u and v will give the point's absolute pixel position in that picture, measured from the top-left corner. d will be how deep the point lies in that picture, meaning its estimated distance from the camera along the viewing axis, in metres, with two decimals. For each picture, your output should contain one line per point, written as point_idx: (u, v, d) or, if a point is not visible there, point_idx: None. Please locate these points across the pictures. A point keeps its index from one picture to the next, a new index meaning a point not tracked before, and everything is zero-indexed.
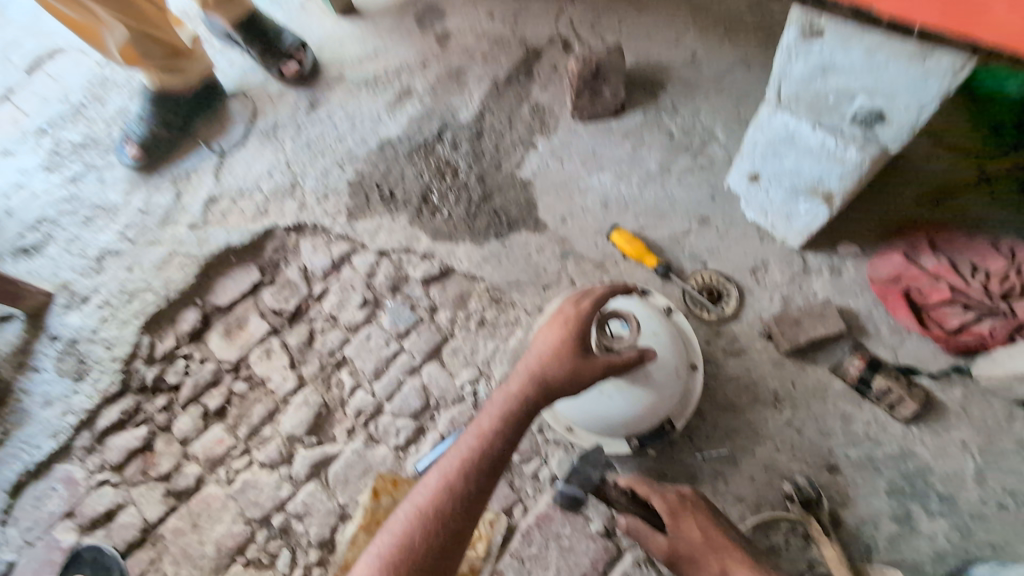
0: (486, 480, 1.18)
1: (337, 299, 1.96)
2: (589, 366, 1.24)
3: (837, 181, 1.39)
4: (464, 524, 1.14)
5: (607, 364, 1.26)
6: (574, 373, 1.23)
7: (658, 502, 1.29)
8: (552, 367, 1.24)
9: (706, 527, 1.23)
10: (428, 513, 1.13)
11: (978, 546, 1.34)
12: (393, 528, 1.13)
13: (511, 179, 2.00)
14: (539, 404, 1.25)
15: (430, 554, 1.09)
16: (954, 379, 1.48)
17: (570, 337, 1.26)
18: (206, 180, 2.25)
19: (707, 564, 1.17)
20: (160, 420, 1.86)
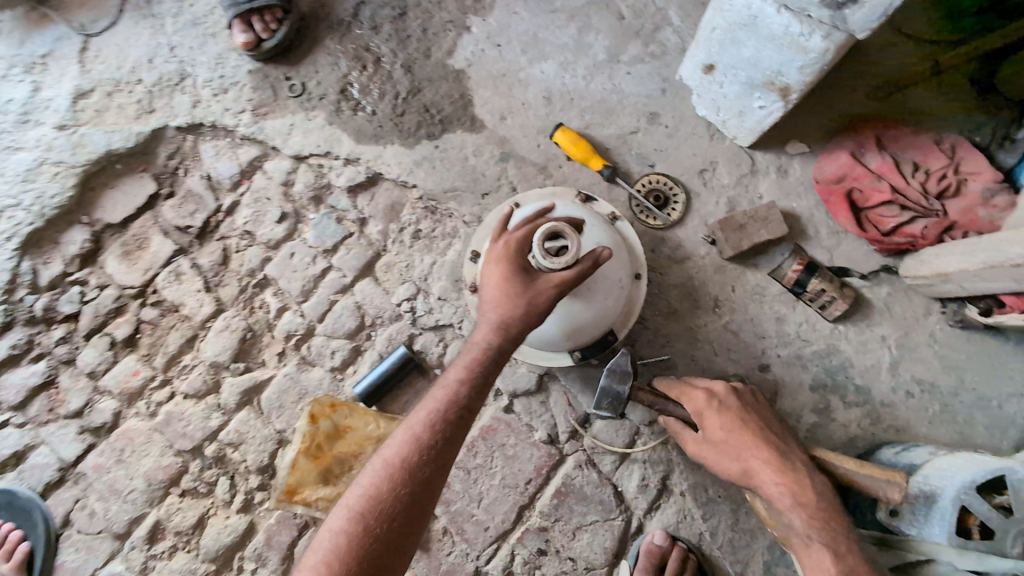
0: (456, 429, 1.12)
1: (250, 213, 1.74)
2: (537, 291, 1.19)
3: (797, 73, 1.28)
4: (435, 474, 1.09)
5: (557, 282, 1.19)
6: (522, 301, 1.18)
7: (684, 402, 1.23)
8: (503, 304, 1.18)
9: (733, 427, 1.16)
10: (396, 465, 1.08)
11: (885, 430, 1.45)
12: (360, 481, 1.09)
13: (443, 69, 1.75)
14: (505, 348, 1.18)
15: (398, 506, 1.05)
16: (882, 278, 1.52)
17: (512, 266, 1.21)
18: (69, 68, 1.84)
19: (729, 464, 1.14)
20: (60, 354, 1.67)
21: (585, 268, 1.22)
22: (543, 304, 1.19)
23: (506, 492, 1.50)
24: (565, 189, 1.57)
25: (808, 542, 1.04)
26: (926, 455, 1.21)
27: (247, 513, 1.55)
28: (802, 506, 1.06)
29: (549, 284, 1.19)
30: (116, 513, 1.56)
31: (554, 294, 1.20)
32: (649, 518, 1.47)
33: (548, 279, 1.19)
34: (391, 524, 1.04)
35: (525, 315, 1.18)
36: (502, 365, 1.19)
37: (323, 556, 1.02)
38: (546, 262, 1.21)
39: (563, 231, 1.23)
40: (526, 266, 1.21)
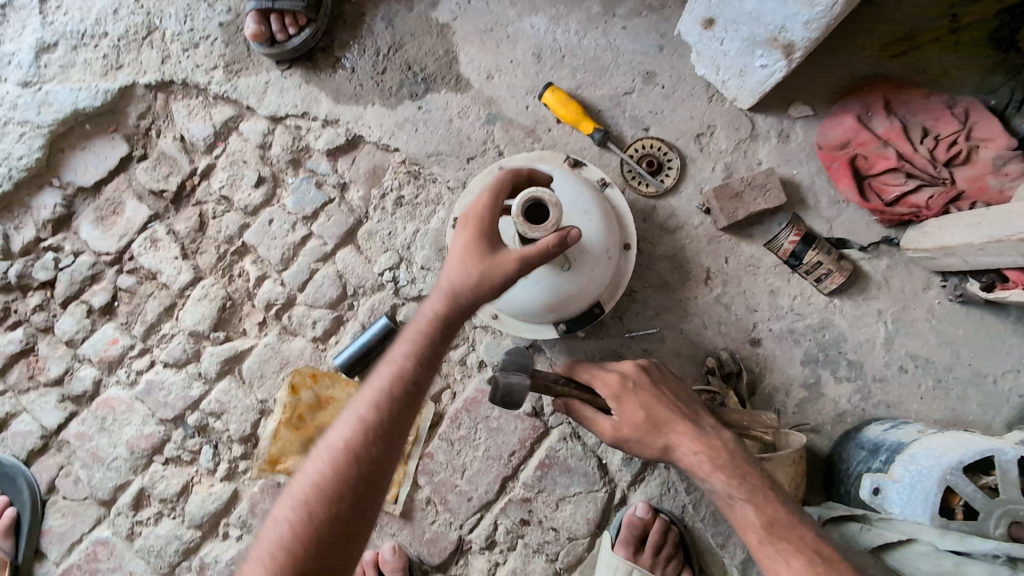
0: (404, 405, 1.06)
1: (227, 177, 1.67)
2: (499, 267, 1.09)
3: (802, 28, 1.18)
4: (384, 452, 1.03)
5: (520, 260, 1.09)
6: (483, 276, 1.09)
7: (602, 386, 1.20)
8: (459, 277, 1.11)
9: (649, 408, 1.17)
10: (340, 448, 1.03)
11: (876, 406, 1.42)
12: (305, 468, 1.05)
13: (426, 22, 1.64)
14: (458, 316, 1.11)
15: (344, 490, 1.01)
16: (882, 250, 1.46)
17: (477, 238, 1.12)
18: (30, 20, 1.73)
19: (650, 444, 1.15)
20: (38, 321, 1.64)
21: (555, 241, 1.10)
22: (505, 284, 1.11)
23: (490, 464, 1.49)
24: (553, 154, 1.50)
25: (731, 503, 1.07)
26: (914, 434, 1.18)
27: (231, 482, 1.55)
28: (721, 470, 1.09)
29: (510, 262, 1.09)
30: (100, 480, 1.56)
31: (516, 274, 1.10)
32: (633, 490, 1.46)
33: (512, 256, 1.09)
34: (336, 508, 1.00)
35: (487, 290, 1.09)
36: (455, 333, 1.12)
37: (291, 509, 1.01)
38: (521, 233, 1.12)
39: (545, 200, 1.13)
40: (494, 237, 1.13)
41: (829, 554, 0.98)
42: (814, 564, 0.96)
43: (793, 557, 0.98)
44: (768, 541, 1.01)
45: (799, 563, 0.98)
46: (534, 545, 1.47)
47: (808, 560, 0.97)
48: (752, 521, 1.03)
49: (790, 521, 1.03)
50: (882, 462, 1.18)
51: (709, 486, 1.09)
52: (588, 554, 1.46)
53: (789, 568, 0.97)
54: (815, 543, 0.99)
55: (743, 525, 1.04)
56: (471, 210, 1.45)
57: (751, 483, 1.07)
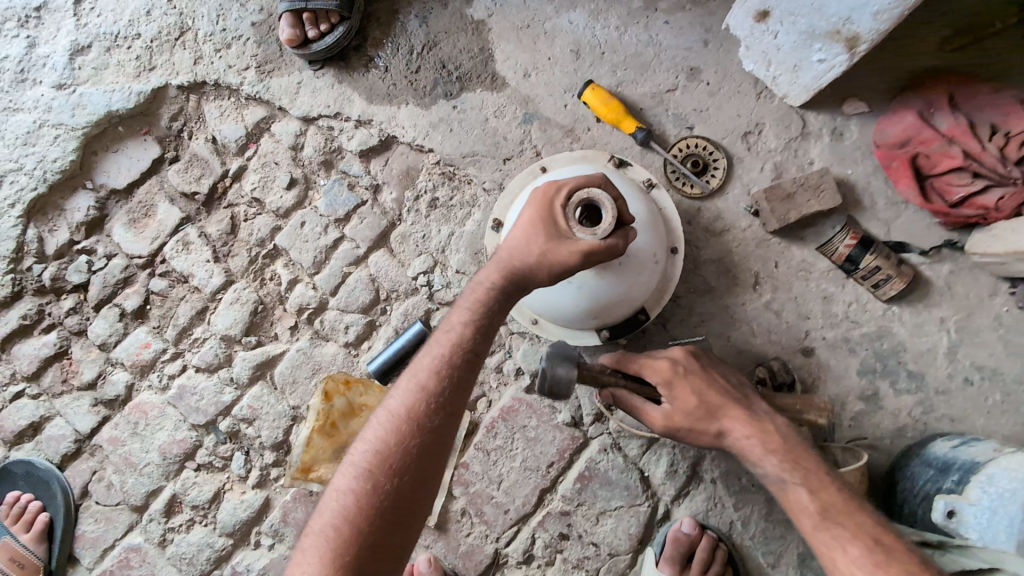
0: (464, 375, 1.06)
1: (258, 179, 1.65)
2: (561, 252, 1.06)
3: (868, 21, 1.11)
4: (445, 421, 1.04)
5: (584, 252, 1.06)
6: (543, 261, 1.07)
7: (652, 373, 1.15)
8: (521, 254, 1.09)
9: (701, 393, 1.11)
10: (401, 417, 1.03)
11: (939, 420, 1.33)
12: (366, 437, 1.04)
13: (461, 20, 1.61)
14: (514, 289, 1.10)
15: (407, 460, 1.01)
16: (945, 253, 1.38)
17: (541, 221, 1.08)
18: (64, 22, 1.73)
19: (702, 430, 1.09)
20: (71, 325, 1.63)
21: (615, 247, 1.08)
22: (562, 270, 1.07)
23: (527, 475, 1.43)
24: (596, 153, 1.44)
25: (785, 487, 1.02)
26: (990, 453, 1.09)
27: (263, 489, 1.52)
28: (774, 453, 1.04)
29: (573, 253, 1.06)
30: (133, 486, 1.55)
31: (579, 265, 1.07)
32: (677, 505, 1.40)
33: (575, 248, 1.05)
34: (400, 479, 1.00)
35: (542, 273, 1.08)
36: (510, 305, 1.12)
37: (334, 517, 0.99)
38: (574, 230, 1.07)
39: (599, 200, 1.06)
40: (559, 220, 1.07)
41: (889, 540, 0.93)
42: (875, 553, 0.92)
43: (849, 544, 0.94)
44: (824, 529, 0.96)
45: (857, 549, 0.93)
46: (574, 560, 1.41)
47: (867, 548, 0.92)
48: (807, 506, 0.99)
49: (848, 506, 0.97)
50: (954, 482, 1.10)
51: (760, 470, 1.05)
52: (631, 571, 1.40)
53: (846, 555, 0.93)
54: (875, 530, 0.94)
55: (798, 511, 0.99)
56: (511, 211, 1.39)
57: (804, 468, 1.02)
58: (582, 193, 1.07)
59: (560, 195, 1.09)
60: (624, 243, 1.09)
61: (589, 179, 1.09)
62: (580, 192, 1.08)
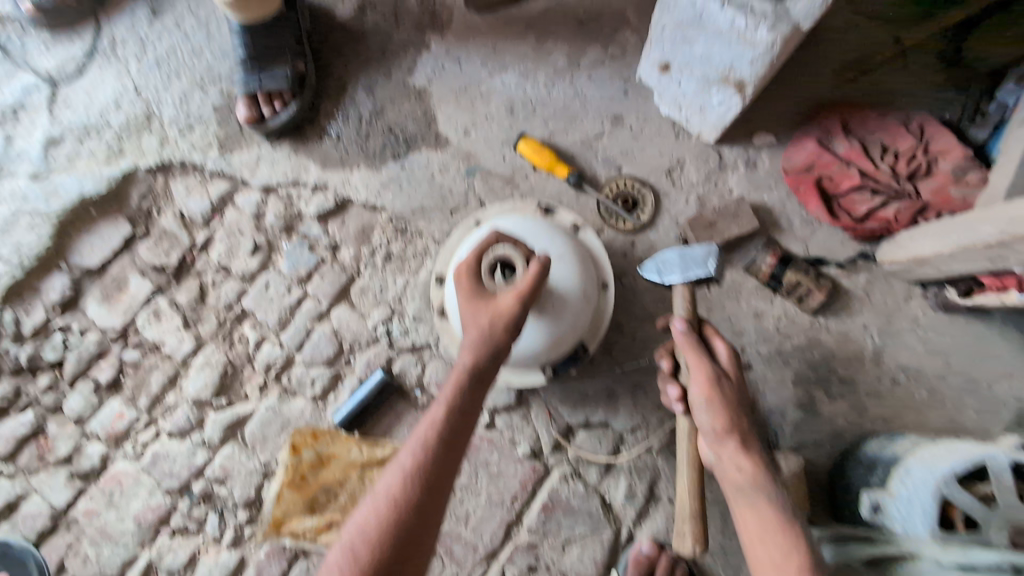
0: (451, 454, 1.06)
1: (224, 247, 1.75)
2: (499, 306, 1.15)
3: (748, 68, 1.25)
4: (432, 502, 1.02)
5: (519, 297, 1.16)
6: (494, 320, 1.14)
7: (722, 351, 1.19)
8: (474, 324, 1.14)
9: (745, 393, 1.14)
10: (388, 502, 1.01)
11: (873, 422, 1.41)
12: (354, 523, 1.02)
13: (405, 89, 1.76)
14: (490, 360, 1.12)
15: (393, 546, 0.98)
16: (860, 264, 1.49)
17: (470, 296, 1.18)
18: (39, 118, 1.88)
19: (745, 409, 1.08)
20: (47, 402, 1.69)
21: (538, 275, 1.18)
22: (512, 321, 1.14)
23: (493, 510, 1.48)
24: (524, 205, 1.55)
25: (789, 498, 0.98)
26: (909, 447, 1.16)
27: (237, 548, 1.54)
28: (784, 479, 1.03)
29: (509, 301, 1.15)
30: (109, 557, 1.57)
31: (522, 310, 1.15)
32: (639, 527, 1.44)
33: (508, 296, 1.16)
34: (387, 564, 0.96)
35: (501, 333, 1.12)
36: (488, 382, 1.13)
37: None
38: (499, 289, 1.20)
39: (512, 257, 1.23)
40: (480, 287, 1.19)
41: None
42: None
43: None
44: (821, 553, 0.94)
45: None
46: None
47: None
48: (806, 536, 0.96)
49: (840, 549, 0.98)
50: (881, 478, 1.17)
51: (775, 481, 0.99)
52: None
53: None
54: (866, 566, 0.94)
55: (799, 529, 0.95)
56: (450, 269, 1.49)
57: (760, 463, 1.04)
58: (484, 259, 1.23)
59: (469, 270, 1.21)
60: (544, 267, 1.19)
61: (490, 243, 1.25)
62: (481, 260, 1.23)
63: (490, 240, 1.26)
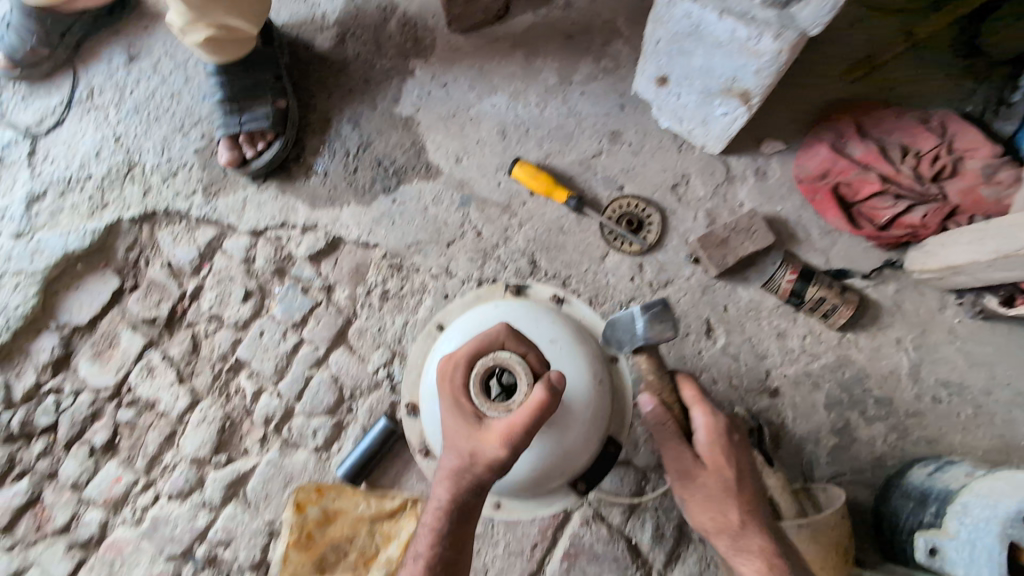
0: None
1: (215, 296, 1.68)
2: (484, 443, 0.98)
3: (753, 78, 1.16)
4: None
5: (507, 433, 0.97)
6: (474, 453, 0.99)
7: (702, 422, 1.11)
8: (452, 453, 1.02)
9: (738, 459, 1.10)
10: None
11: (915, 444, 1.30)
12: None
13: (391, 118, 1.69)
14: (470, 494, 1.01)
15: None
16: (887, 274, 1.39)
17: (453, 410, 1.03)
18: (20, 174, 1.82)
19: (709, 507, 1.08)
20: (43, 468, 1.63)
21: (540, 403, 0.97)
22: (497, 461, 0.98)
23: (512, 561, 1.39)
24: (490, 289, 1.40)
25: None
26: (962, 479, 1.07)
27: None
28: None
29: (494, 440, 0.97)
30: None
31: (512, 446, 0.97)
32: (670, 571, 1.34)
33: (493, 436, 0.97)
34: None
35: (479, 468, 0.99)
36: (471, 514, 1.02)
37: None
38: (486, 408, 1.02)
39: (513, 368, 1.03)
40: (466, 408, 1.02)
41: None
42: None
43: None
44: None
45: None
46: None
47: None
48: None
49: None
50: (933, 514, 1.06)
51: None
52: None
53: None
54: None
55: None
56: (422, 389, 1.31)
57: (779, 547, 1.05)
58: (479, 367, 1.04)
59: (457, 377, 1.05)
60: (548, 400, 0.98)
61: (478, 347, 1.06)
62: (477, 365, 1.05)
63: (493, 342, 1.06)
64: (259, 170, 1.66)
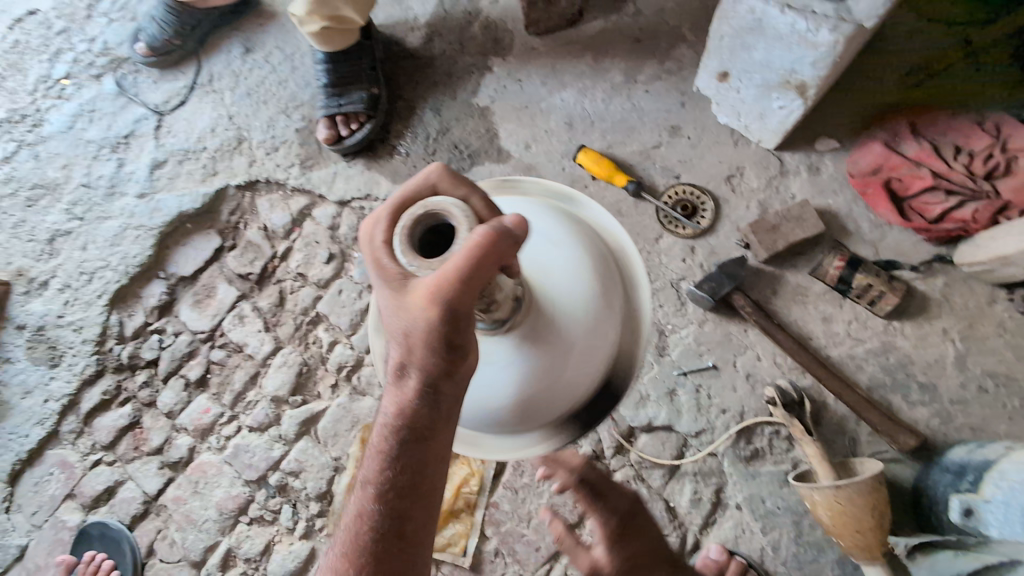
0: (407, 482, 0.84)
1: (303, 257, 1.89)
2: (414, 310, 0.76)
3: (811, 68, 1.28)
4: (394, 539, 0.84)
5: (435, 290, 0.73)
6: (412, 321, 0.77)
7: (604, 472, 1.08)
8: (395, 323, 0.80)
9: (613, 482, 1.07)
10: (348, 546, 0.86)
11: (958, 430, 1.34)
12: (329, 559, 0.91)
13: (469, 108, 1.87)
14: (424, 364, 0.80)
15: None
16: (936, 267, 1.44)
17: (379, 280, 0.79)
18: (147, 144, 2.11)
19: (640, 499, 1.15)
20: (143, 397, 1.85)
21: (475, 245, 0.72)
22: (431, 336, 0.77)
23: (555, 511, 1.48)
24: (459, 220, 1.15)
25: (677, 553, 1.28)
26: (1000, 451, 1.11)
27: (309, 539, 1.62)
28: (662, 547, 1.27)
29: (421, 304, 0.74)
30: (193, 542, 1.68)
31: (445, 304, 0.74)
32: (705, 534, 1.41)
33: (418, 295, 0.75)
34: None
35: (425, 336, 0.77)
36: (432, 388, 0.81)
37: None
38: (413, 267, 0.76)
39: (437, 215, 0.77)
40: (391, 270, 0.78)
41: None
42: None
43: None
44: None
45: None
46: None
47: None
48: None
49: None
50: (971, 482, 1.11)
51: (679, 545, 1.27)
52: None
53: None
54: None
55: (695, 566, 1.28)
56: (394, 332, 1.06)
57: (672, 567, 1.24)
58: (405, 220, 0.77)
59: (380, 242, 0.79)
60: (487, 238, 0.72)
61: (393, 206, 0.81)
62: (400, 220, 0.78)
63: (423, 189, 0.81)
64: (349, 147, 1.86)
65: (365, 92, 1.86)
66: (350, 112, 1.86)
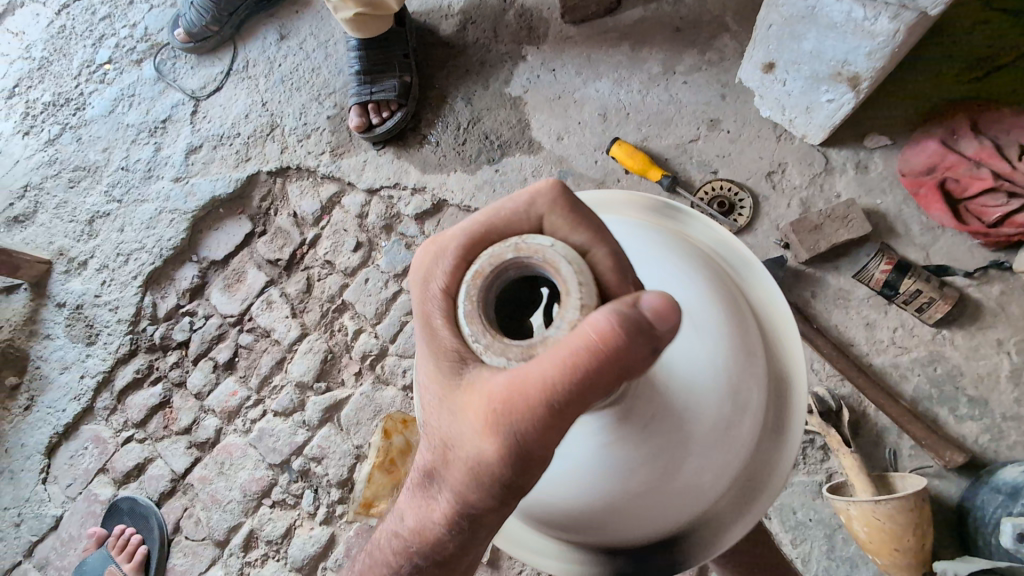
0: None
1: (331, 244, 1.89)
2: (473, 408, 0.60)
3: (865, 59, 1.21)
4: None
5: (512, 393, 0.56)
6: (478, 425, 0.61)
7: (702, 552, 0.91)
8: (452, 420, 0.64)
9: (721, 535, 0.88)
10: None
11: (1010, 448, 1.26)
12: None
13: (501, 97, 1.84)
14: (478, 479, 0.64)
15: None
16: (993, 275, 1.35)
17: (432, 353, 0.62)
18: (183, 129, 2.14)
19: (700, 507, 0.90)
20: (174, 377, 1.89)
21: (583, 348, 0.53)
22: (493, 450, 0.62)
23: None
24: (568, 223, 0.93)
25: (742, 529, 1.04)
26: None
27: (329, 525, 1.63)
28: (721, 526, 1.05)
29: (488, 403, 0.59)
30: (217, 521, 1.71)
31: (525, 416, 0.57)
32: None
33: (485, 396, 0.58)
34: None
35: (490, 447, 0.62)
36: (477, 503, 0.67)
37: None
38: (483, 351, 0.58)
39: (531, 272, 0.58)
40: (446, 343, 0.60)
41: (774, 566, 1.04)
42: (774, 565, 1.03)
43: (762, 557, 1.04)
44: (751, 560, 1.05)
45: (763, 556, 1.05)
46: None
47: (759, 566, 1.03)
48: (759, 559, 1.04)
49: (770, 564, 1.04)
50: None
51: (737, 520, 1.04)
52: None
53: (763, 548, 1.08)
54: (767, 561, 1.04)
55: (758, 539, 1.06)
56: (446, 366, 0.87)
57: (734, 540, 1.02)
58: (476, 266, 0.59)
59: (433, 285, 0.62)
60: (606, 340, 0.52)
61: (467, 239, 0.61)
62: (476, 262, 0.59)
63: (525, 218, 0.62)
64: (379, 134, 1.85)
65: (397, 80, 1.85)
66: (381, 100, 1.85)
